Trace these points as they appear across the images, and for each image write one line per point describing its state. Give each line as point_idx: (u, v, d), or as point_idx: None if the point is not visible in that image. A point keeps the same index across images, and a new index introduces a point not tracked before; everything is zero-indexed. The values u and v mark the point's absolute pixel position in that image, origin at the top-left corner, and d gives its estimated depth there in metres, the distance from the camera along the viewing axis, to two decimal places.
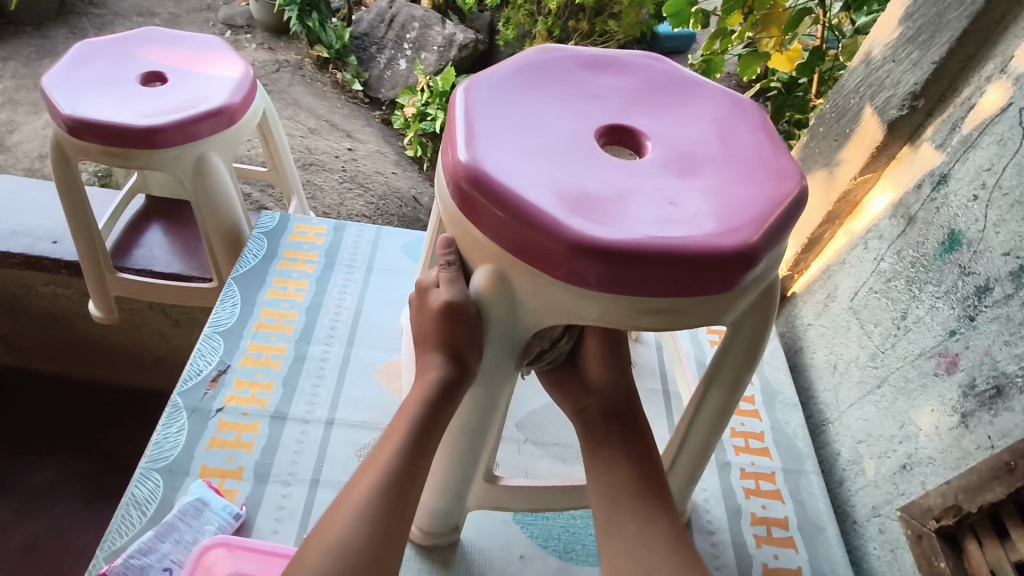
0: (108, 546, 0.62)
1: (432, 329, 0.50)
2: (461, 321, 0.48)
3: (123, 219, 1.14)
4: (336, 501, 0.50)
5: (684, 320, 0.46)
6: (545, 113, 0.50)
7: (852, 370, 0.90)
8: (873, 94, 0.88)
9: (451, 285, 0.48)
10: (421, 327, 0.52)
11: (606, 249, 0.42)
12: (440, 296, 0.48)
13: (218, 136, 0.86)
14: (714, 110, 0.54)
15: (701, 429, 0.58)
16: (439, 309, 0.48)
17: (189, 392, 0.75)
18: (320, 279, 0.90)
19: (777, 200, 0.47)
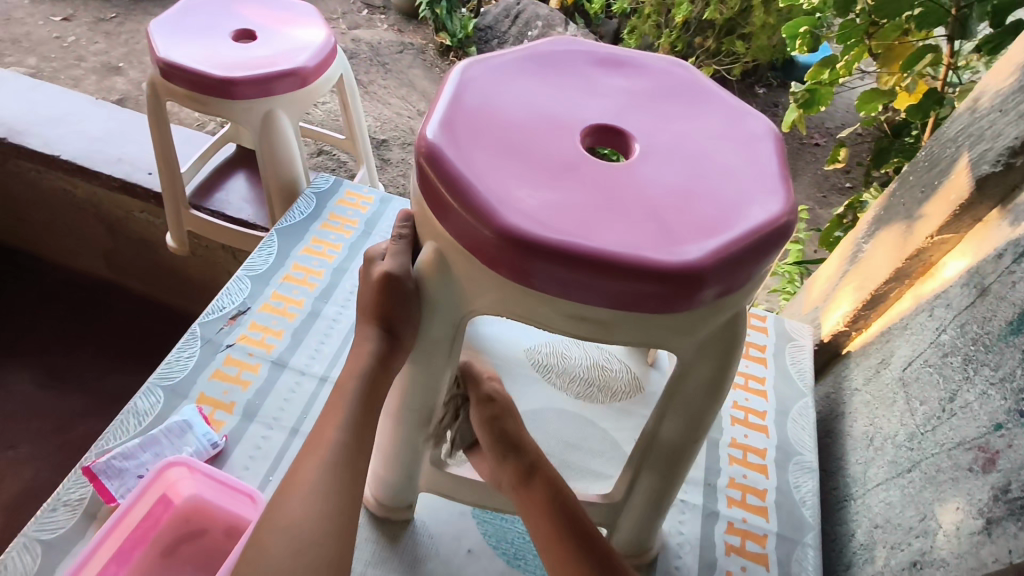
0: (101, 445, 0.69)
1: (379, 297, 0.50)
2: (402, 296, 0.49)
3: (213, 164, 1.25)
4: (289, 475, 0.51)
5: (619, 334, 0.44)
6: (536, 102, 0.49)
7: (885, 448, 0.80)
8: (971, 144, 0.77)
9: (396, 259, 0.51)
10: (363, 298, 0.54)
11: (541, 244, 0.40)
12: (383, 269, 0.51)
13: (289, 96, 0.90)
14: (719, 123, 0.51)
15: (660, 458, 0.55)
16: (383, 280, 0.50)
17: (208, 324, 0.81)
18: (354, 244, 0.95)
19: (752, 228, 0.43)
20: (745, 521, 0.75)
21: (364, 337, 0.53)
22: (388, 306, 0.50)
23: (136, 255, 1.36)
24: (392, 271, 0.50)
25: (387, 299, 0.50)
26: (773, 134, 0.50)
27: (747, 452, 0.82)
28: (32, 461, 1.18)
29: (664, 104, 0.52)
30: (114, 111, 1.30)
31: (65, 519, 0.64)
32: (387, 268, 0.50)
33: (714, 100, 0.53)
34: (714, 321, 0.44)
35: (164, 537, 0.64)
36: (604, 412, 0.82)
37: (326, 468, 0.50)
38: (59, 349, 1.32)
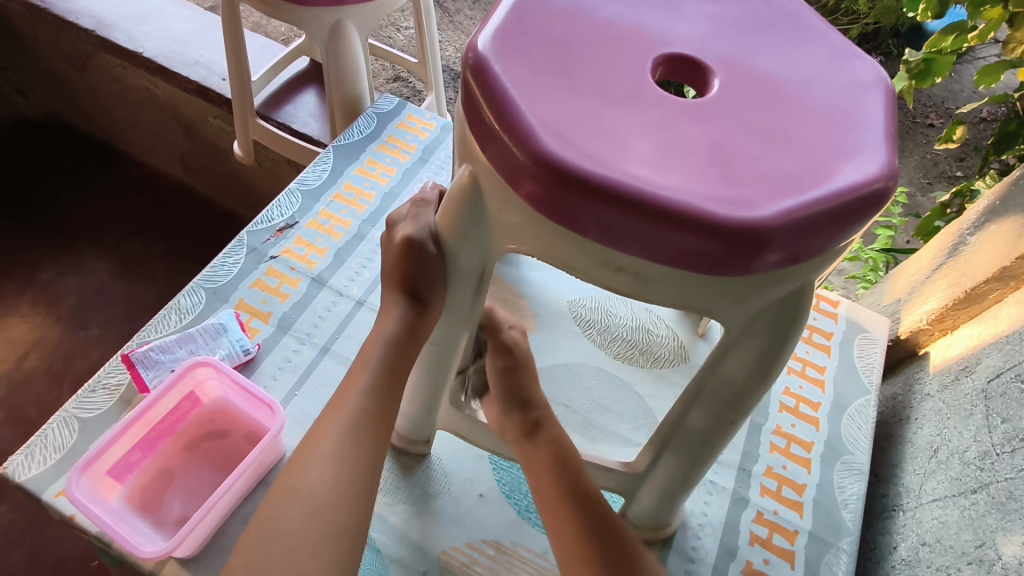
0: (143, 336, 0.70)
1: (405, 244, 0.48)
2: (425, 250, 0.47)
3: (285, 77, 1.23)
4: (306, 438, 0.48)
5: (657, 292, 0.39)
6: (606, 19, 0.43)
7: (950, 462, 0.72)
8: None
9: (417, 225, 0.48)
10: (391, 231, 0.51)
11: (580, 177, 0.35)
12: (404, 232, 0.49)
13: (360, 7, 0.86)
14: (818, 65, 0.43)
15: (689, 438, 0.51)
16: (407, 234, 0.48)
17: (256, 233, 0.81)
18: (408, 170, 0.92)
19: (835, 189, 0.36)
20: (776, 513, 0.70)
21: (388, 263, 0.50)
22: (417, 245, 0.47)
23: (209, 161, 1.39)
24: (412, 237, 0.48)
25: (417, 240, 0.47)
26: (883, 84, 0.43)
27: (792, 442, 0.76)
28: (101, 344, 1.26)
29: (754, 36, 0.45)
30: (197, 13, 1.31)
31: (102, 401, 0.67)
32: (410, 231, 0.48)
33: (816, 38, 0.45)
34: (773, 292, 0.39)
35: (189, 432, 0.64)
36: (643, 378, 0.77)
37: (352, 420, 0.47)
38: (133, 243, 1.39)
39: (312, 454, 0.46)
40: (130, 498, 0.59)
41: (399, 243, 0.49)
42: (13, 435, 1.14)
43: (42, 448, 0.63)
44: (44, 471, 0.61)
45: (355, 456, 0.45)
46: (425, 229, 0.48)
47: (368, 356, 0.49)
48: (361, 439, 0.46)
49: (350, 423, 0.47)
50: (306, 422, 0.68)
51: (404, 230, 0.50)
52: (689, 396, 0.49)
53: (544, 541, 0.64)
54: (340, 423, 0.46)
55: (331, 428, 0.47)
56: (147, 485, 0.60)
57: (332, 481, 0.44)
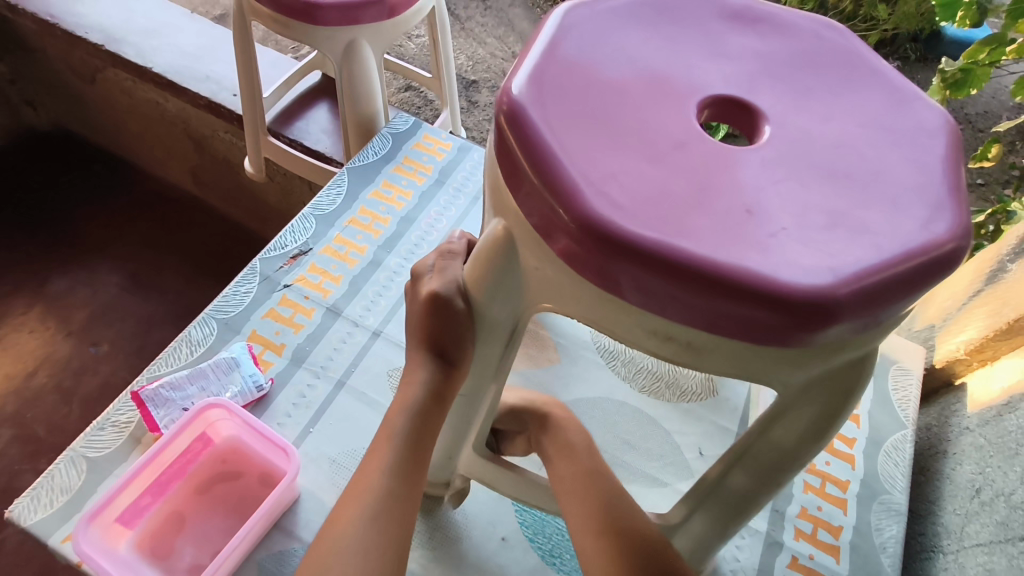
0: (153, 370, 0.68)
1: (429, 306, 0.45)
2: (453, 308, 0.44)
3: (296, 92, 1.21)
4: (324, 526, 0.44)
5: (705, 360, 0.36)
6: (647, 60, 0.40)
7: (994, 504, 0.69)
8: None
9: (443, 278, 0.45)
10: (413, 295, 0.49)
11: (627, 241, 0.32)
12: (429, 286, 0.46)
13: (375, 26, 0.84)
14: (874, 109, 0.40)
15: (730, 492, 0.48)
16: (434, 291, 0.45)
17: (269, 260, 0.79)
18: (425, 193, 0.89)
19: (904, 252, 0.33)
20: (811, 558, 0.67)
21: (414, 316, 0.47)
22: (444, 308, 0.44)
23: (220, 174, 1.37)
24: (439, 292, 0.44)
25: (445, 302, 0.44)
26: (946, 128, 0.40)
27: (827, 481, 0.73)
28: (111, 360, 1.24)
29: (805, 75, 0.42)
30: (207, 27, 1.29)
31: (111, 439, 0.64)
32: (436, 285, 0.45)
33: (869, 77, 0.42)
34: (834, 359, 0.36)
35: (201, 474, 0.61)
36: (669, 412, 0.74)
37: (377, 509, 0.43)
38: (144, 258, 1.37)
39: (334, 536, 0.42)
40: (140, 545, 0.56)
41: (424, 297, 0.46)
42: (22, 455, 1.12)
43: (48, 490, 0.60)
44: (51, 515, 0.59)
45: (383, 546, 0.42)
46: (452, 284, 0.45)
47: (392, 429, 0.46)
48: (385, 528, 0.43)
49: (379, 503, 0.44)
50: (321, 461, 0.65)
51: (428, 284, 0.46)
52: (737, 450, 0.45)
53: None
54: (364, 505, 0.43)
55: (353, 521, 0.43)
56: (158, 531, 0.58)
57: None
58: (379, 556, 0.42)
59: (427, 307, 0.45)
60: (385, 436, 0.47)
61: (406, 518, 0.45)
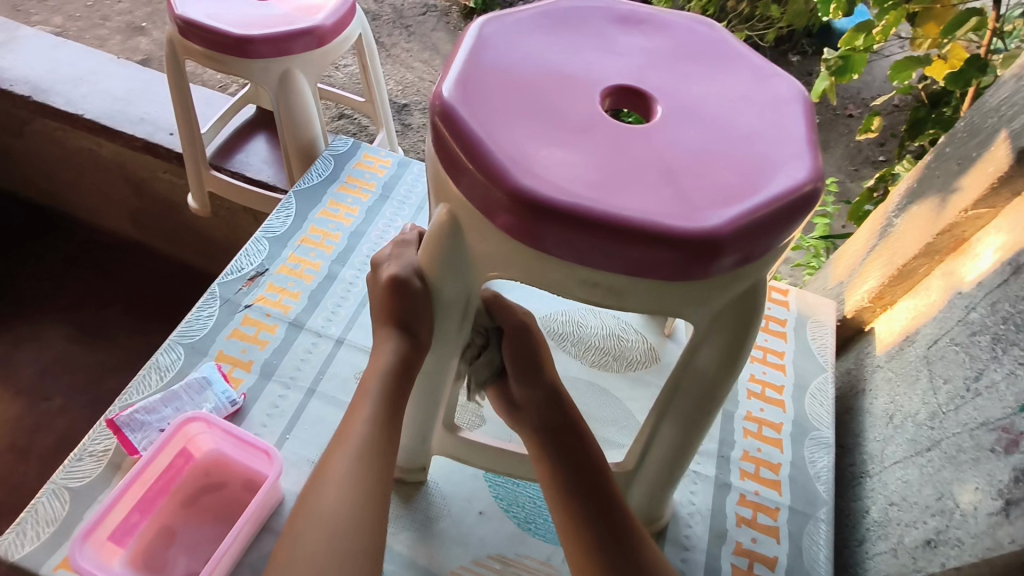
0: (125, 399, 0.70)
1: (389, 294, 0.51)
2: (411, 291, 0.49)
3: (233, 126, 1.24)
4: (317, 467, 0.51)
5: (632, 302, 0.43)
6: (555, 61, 0.48)
7: (904, 424, 0.79)
8: (1012, 116, 0.74)
9: (402, 263, 0.50)
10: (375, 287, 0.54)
11: (551, 205, 0.39)
12: (389, 270, 0.51)
13: (306, 55, 0.90)
14: (744, 86, 0.49)
15: (678, 414, 0.53)
16: (393, 277, 0.50)
17: (227, 284, 0.82)
18: (371, 208, 0.94)
19: (773, 195, 0.41)
20: (757, 494, 0.75)
21: (377, 300, 0.53)
22: (404, 293, 0.49)
23: (162, 215, 1.37)
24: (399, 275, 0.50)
25: (403, 288, 0.50)
26: (801, 96, 0.48)
27: (764, 426, 0.81)
28: (66, 413, 1.22)
29: (686, 64, 0.50)
30: (135, 70, 1.31)
31: (90, 468, 0.66)
32: (395, 269, 0.50)
33: (739, 61, 0.51)
34: (732, 290, 0.43)
35: (186, 488, 0.64)
36: (620, 382, 0.81)
37: (359, 452, 0.49)
38: (90, 306, 1.35)
39: (326, 484, 0.49)
40: (133, 561, 0.59)
41: (384, 280, 0.51)
42: None
43: (33, 524, 0.61)
44: (39, 547, 0.60)
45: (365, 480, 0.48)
46: (409, 266, 0.50)
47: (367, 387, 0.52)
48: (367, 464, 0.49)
49: (361, 450, 0.49)
50: (302, 464, 0.69)
51: (388, 268, 0.52)
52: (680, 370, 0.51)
53: (546, 549, 0.67)
54: (349, 453, 0.49)
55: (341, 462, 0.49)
56: (148, 546, 0.60)
57: (345, 504, 0.47)
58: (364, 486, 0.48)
59: (388, 287, 0.50)
60: (363, 396, 0.52)
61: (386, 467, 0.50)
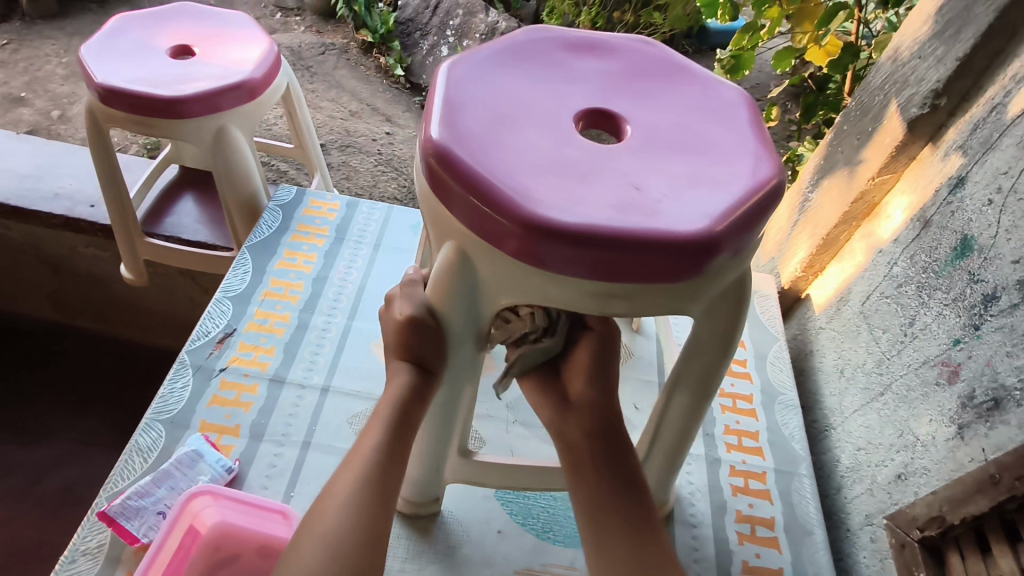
0: (111, 487, 0.67)
1: (399, 334, 0.52)
2: (424, 327, 0.51)
3: (157, 189, 1.19)
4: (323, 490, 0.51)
5: (642, 304, 0.46)
6: (527, 94, 0.51)
7: (854, 376, 0.87)
8: (897, 91, 0.84)
9: (413, 300, 0.52)
10: (386, 328, 0.55)
11: (560, 227, 0.42)
12: (403, 308, 0.52)
13: (238, 110, 0.88)
14: (695, 97, 0.54)
15: (682, 399, 0.58)
16: (403, 319, 0.52)
17: (196, 350, 0.80)
18: (329, 252, 0.94)
19: (747, 192, 0.46)
20: (744, 463, 0.81)
21: (390, 336, 0.54)
22: (417, 332, 0.51)
23: (86, 292, 1.29)
24: (415, 313, 0.51)
25: (414, 328, 0.51)
26: (744, 100, 0.54)
27: (736, 399, 0.88)
28: None
29: (639, 83, 0.55)
30: (40, 144, 1.23)
31: (87, 567, 0.62)
32: (409, 309, 0.51)
33: (684, 74, 0.56)
34: (723, 280, 0.48)
35: (197, 568, 0.62)
36: None
37: (369, 476, 0.49)
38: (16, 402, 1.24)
39: (330, 503, 0.49)
40: None
41: (397, 320, 0.52)
42: None
43: None
44: None
45: (374, 502, 0.48)
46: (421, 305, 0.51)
47: (380, 414, 0.52)
48: (374, 488, 0.49)
49: (367, 477, 0.49)
50: None
51: (401, 305, 0.53)
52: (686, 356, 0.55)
53: (569, 553, 0.70)
54: (355, 478, 0.49)
55: (349, 484, 0.49)
56: None
57: (345, 527, 0.47)
58: (370, 509, 0.48)
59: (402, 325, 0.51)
60: (374, 422, 0.52)
61: (390, 495, 0.50)
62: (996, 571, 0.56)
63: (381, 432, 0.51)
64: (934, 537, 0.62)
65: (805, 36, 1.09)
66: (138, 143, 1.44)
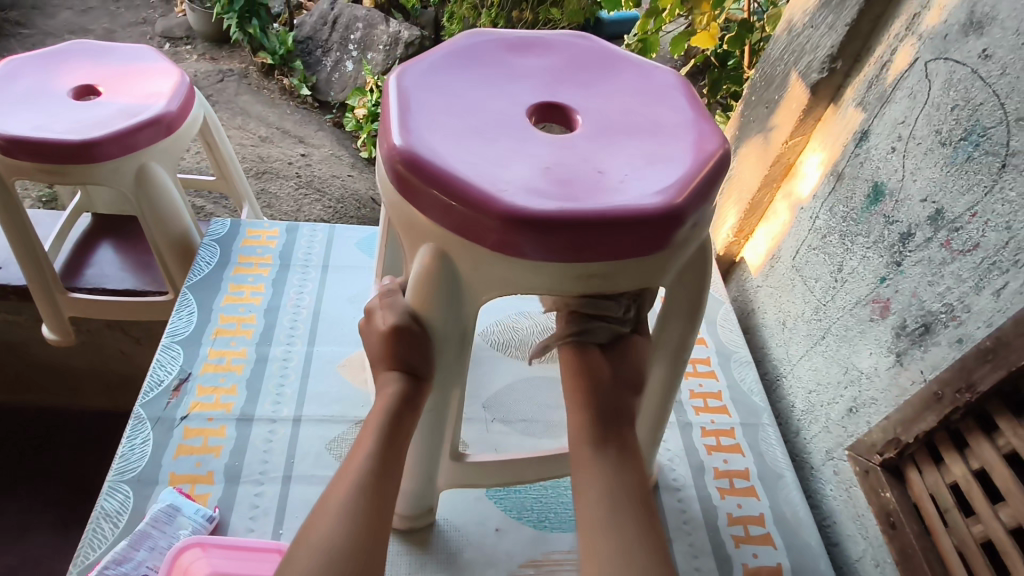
0: (82, 561, 0.63)
1: (385, 344, 0.52)
2: (410, 335, 0.51)
3: (70, 241, 1.11)
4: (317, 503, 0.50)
5: (619, 283, 0.48)
6: (478, 97, 0.53)
7: (796, 326, 0.94)
8: (796, 60, 0.92)
9: (395, 309, 0.52)
10: (372, 340, 0.55)
11: (537, 215, 0.43)
12: (386, 319, 0.52)
13: (157, 146, 0.85)
14: (635, 83, 0.57)
15: (659, 369, 0.62)
16: (387, 329, 0.52)
17: (152, 402, 0.76)
18: (276, 280, 0.92)
19: (699, 164, 0.49)
20: (713, 422, 0.86)
21: (376, 345, 0.54)
22: (405, 342, 0.51)
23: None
24: (400, 321, 0.51)
25: (401, 339, 0.51)
26: (680, 83, 0.58)
27: (695, 364, 0.93)
28: None
29: (582, 76, 0.58)
30: None
31: None
32: (393, 318, 0.51)
33: (620, 64, 0.59)
34: (687, 249, 0.50)
35: None
36: None
37: (362, 484, 0.49)
38: None
39: (322, 514, 0.48)
40: None
41: (382, 331, 0.53)
42: None
43: None
44: None
45: (368, 510, 0.48)
46: (404, 312, 0.51)
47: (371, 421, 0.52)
48: (369, 498, 0.49)
49: (361, 484, 0.49)
50: None
51: (383, 316, 0.53)
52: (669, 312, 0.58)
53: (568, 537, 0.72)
54: (350, 486, 0.49)
55: (344, 493, 0.49)
56: None
57: (341, 536, 0.46)
58: (361, 516, 0.48)
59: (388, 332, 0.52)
60: (366, 429, 0.52)
61: (386, 505, 0.49)
62: (951, 476, 0.62)
63: (372, 440, 0.52)
64: (893, 458, 0.68)
65: (703, 17, 1.15)
66: (31, 195, 1.33)
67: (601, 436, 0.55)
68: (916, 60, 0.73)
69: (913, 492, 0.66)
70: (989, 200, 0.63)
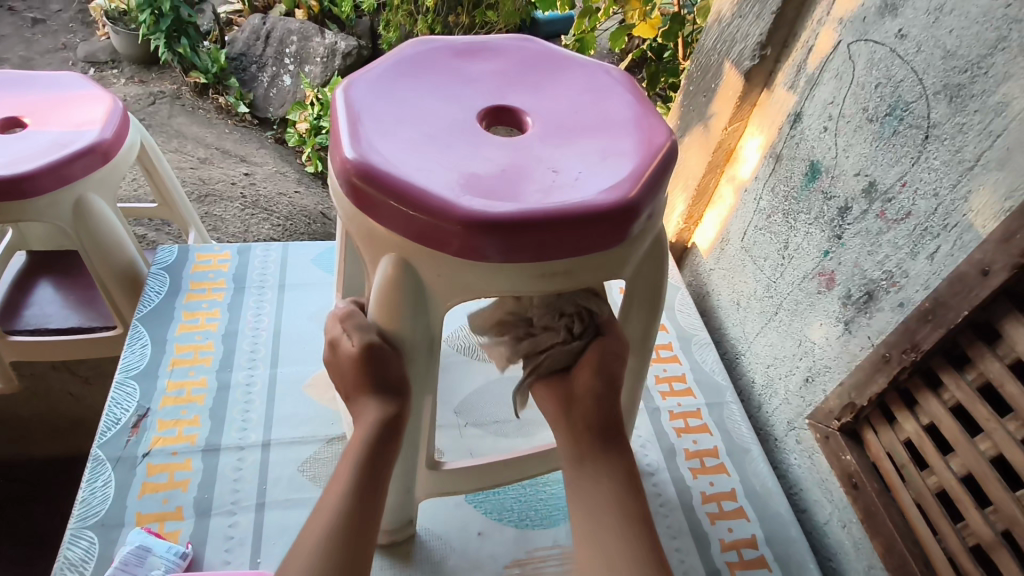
0: None
1: (358, 369, 0.51)
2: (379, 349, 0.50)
3: (6, 281, 1.06)
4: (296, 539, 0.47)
5: (579, 278, 0.49)
6: (428, 103, 0.52)
7: (750, 305, 0.97)
8: (729, 49, 0.95)
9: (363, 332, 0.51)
10: (343, 365, 0.53)
11: (498, 219, 0.43)
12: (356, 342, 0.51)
13: (94, 175, 0.81)
14: (580, 82, 0.58)
15: (627, 360, 0.63)
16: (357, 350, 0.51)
17: (110, 442, 0.73)
18: (232, 304, 0.90)
19: (649, 158, 0.50)
20: (680, 405, 0.88)
21: (349, 371, 0.52)
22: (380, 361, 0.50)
23: None
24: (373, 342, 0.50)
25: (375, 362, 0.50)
26: (625, 80, 0.59)
27: (659, 350, 0.95)
28: None
29: (530, 77, 0.58)
30: None
31: None
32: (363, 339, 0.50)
33: (565, 63, 0.60)
34: (644, 242, 0.52)
35: None
36: None
37: (345, 517, 0.46)
38: None
39: (303, 551, 0.45)
40: None
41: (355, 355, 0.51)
42: None
43: None
44: None
45: (354, 546, 0.45)
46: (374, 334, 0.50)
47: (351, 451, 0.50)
48: (355, 535, 0.46)
49: (343, 515, 0.46)
50: None
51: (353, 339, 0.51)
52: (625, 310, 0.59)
53: (550, 533, 0.72)
54: (331, 519, 0.46)
55: (326, 526, 0.46)
56: None
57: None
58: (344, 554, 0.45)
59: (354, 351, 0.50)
60: (345, 458, 0.50)
61: (370, 540, 0.47)
62: (903, 434, 0.65)
63: (352, 468, 0.49)
64: (850, 422, 0.71)
65: (636, 12, 1.18)
66: None
67: (578, 453, 0.56)
68: (839, 43, 0.76)
69: (871, 452, 0.70)
70: (916, 170, 0.66)
